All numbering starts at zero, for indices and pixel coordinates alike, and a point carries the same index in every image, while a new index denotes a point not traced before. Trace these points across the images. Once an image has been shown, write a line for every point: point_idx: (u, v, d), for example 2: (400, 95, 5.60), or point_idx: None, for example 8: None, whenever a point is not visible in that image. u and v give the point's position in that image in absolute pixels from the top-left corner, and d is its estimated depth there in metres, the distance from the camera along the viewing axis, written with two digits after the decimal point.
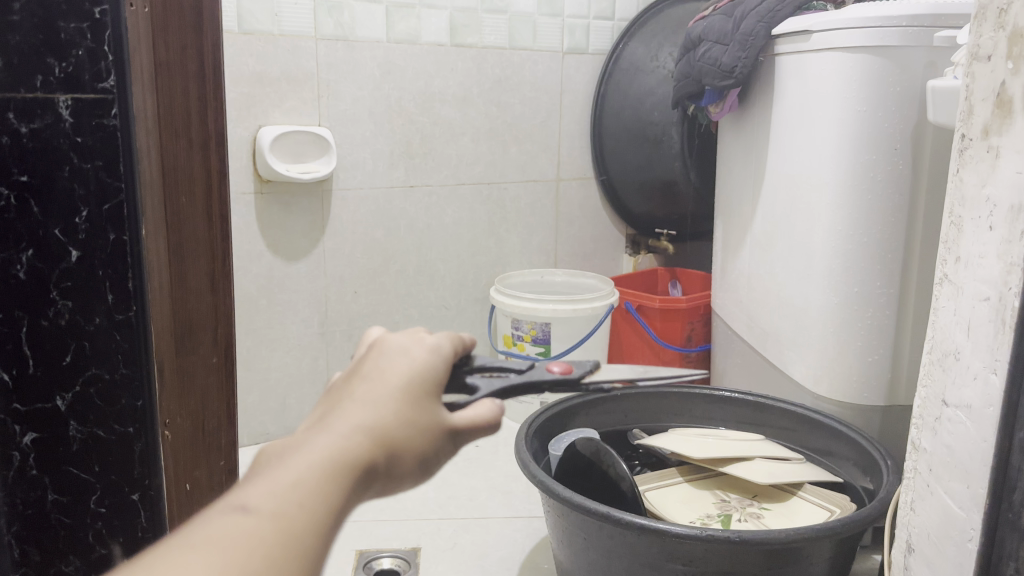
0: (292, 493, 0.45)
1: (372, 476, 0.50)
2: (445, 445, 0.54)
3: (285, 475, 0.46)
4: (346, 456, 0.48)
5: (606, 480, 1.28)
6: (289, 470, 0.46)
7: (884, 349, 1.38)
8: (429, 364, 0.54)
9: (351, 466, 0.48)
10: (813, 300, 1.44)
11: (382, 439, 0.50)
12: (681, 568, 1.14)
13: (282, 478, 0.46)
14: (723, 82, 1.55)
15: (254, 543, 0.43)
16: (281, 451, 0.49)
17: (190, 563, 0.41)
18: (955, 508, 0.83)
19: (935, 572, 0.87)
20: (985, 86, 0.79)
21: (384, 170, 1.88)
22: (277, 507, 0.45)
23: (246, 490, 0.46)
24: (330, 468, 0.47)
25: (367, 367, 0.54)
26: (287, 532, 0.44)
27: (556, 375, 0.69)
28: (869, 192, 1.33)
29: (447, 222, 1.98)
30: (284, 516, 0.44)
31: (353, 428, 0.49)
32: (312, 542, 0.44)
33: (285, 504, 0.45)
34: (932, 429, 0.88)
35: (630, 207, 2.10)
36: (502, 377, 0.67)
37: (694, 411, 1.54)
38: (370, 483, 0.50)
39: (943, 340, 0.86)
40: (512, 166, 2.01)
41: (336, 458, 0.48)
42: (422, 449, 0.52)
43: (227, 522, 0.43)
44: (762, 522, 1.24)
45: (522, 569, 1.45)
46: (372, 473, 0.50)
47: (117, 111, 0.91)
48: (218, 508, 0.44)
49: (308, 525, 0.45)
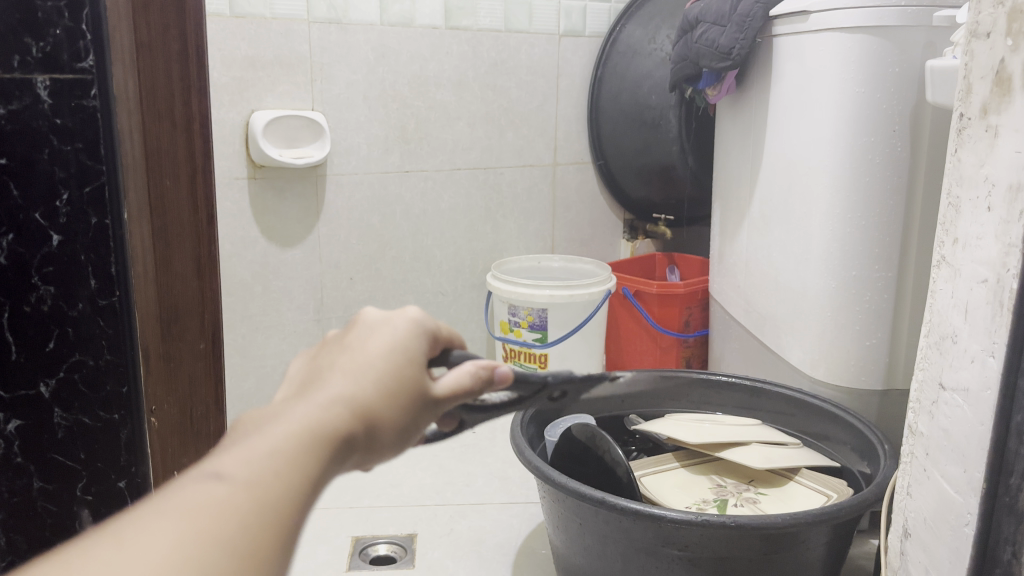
0: (267, 462, 0.42)
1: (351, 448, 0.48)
2: (427, 418, 0.53)
3: (262, 443, 0.43)
4: (327, 424, 0.46)
5: (601, 465, 1.27)
6: (265, 440, 0.44)
7: (881, 334, 1.37)
8: (411, 337, 0.54)
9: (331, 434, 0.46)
10: (811, 283, 1.43)
11: (365, 409, 0.49)
12: (677, 554, 1.14)
13: (259, 445, 0.43)
14: (721, 64, 1.53)
15: (228, 511, 0.39)
16: (257, 423, 0.46)
17: (161, 534, 0.37)
18: (951, 492, 0.82)
19: (931, 557, 0.86)
20: (984, 63, 0.77)
21: (378, 155, 1.86)
22: (253, 475, 0.41)
23: (218, 459, 0.42)
24: (311, 436, 0.45)
25: (348, 341, 0.53)
26: (263, 500, 0.41)
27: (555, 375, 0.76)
28: (867, 174, 1.32)
29: (443, 207, 1.97)
30: (260, 485, 0.41)
31: (334, 398, 0.48)
32: (289, 512, 0.42)
33: (261, 472, 0.42)
34: (929, 412, 0.87)
35: (628, 192, 2.09)
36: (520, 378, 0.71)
37: (691, 396, 1.53)
38: (350, 456, 0.48)
39: (940, 323, 0.85)
40: (508, 150, 1.99)
41: (317, 426, 0.46)
42: (403, 420, 0.51)
43: (201, 489, 0.40)
44: (758, 507, 1.23)
45: (518, 555, 1.45)
46: (353, 444, 0.48)
47: (96, 93, 0.93)
48: (190, 476, 0.41)
49: (285, 495, 0.42)
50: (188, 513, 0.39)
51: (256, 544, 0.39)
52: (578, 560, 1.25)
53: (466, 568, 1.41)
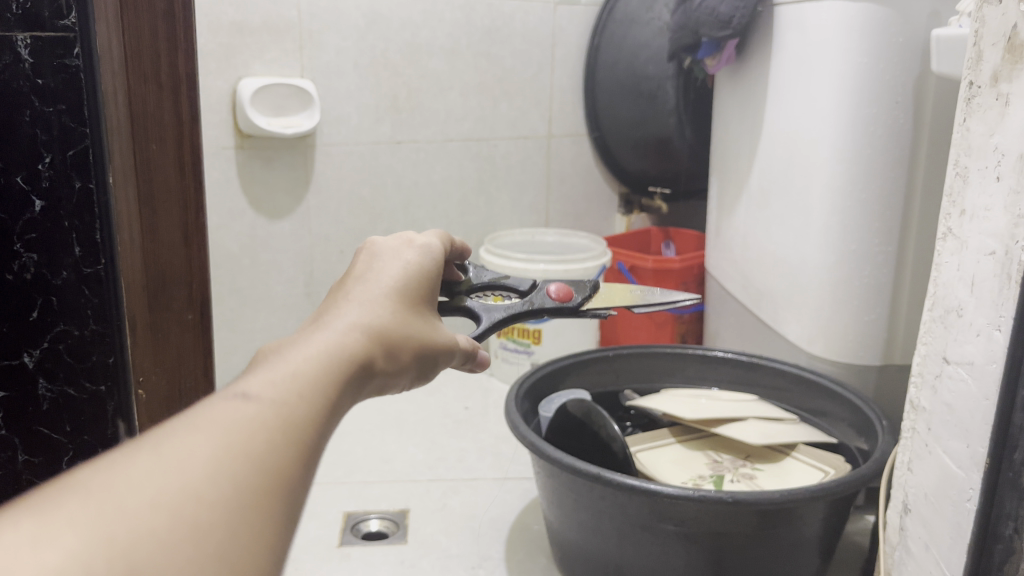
0: (292, 387, 0.45)
1: (367, 370, 0.52)
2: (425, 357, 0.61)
3: (285, 366, 0.47)
4: (346, 349, 0.51)
5: (596, 440, 1.26)
6: (283, 364, 0.47)
7: (881, 309, 1.36)
8: (409, 273, 0.63)
9: (349, 359, 0.50)
10: (810, 258, 1.42)
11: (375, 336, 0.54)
12: (673, 529, 1.13)
13: (283, 368, 0.47)
14: (721, 33, 1.51)
15: (259, 426, 0.42)
16: (272, 352, 0.50)
17: (193, 442, 0.40)
18: (953, 467, 0.81)
19: (931, 533, 0.85)
20: (995, 30, 0.75)
21: (369, 125, 1.83)
22: (280, 395, 0.44)
23: (246, 381, 0.45)
24: (332, 358, 0.49)
25: (358, 278, 0.61)
26: (298, 411, 0.44)
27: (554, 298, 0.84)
28: (869, 146, 1.30)
29: (435, 179, 1.94)
30: (289, 402, 0.44)
31: (349, 326, 0.53)
32: (320, 422, 0.45)
33: (287, 394, 0.45)
34: (932, 387, 0.86)
35: (624, 165, 2.07)
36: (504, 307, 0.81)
37: (687, 371, 1.52)
38: (367, 379, 0.53)
39: (945, 296, 0.83)
40: (502, 122, 1.96)
41: (337, 350, 0.50)
42: (403, 363, 0.57)
43: (234, 406, 0.43)
44: (755, 482, 1.22)
45: (511, 530, 1.45)
46: (368, 367, 0.53)
47: (78, 51, 0.92)
48: (220, 394, 0.44)
49: (310, 418, 0.44)
50: (218, 427, 0.41)
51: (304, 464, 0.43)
52: (573, 536, 1.25)
53: (459, 543, 1.41)
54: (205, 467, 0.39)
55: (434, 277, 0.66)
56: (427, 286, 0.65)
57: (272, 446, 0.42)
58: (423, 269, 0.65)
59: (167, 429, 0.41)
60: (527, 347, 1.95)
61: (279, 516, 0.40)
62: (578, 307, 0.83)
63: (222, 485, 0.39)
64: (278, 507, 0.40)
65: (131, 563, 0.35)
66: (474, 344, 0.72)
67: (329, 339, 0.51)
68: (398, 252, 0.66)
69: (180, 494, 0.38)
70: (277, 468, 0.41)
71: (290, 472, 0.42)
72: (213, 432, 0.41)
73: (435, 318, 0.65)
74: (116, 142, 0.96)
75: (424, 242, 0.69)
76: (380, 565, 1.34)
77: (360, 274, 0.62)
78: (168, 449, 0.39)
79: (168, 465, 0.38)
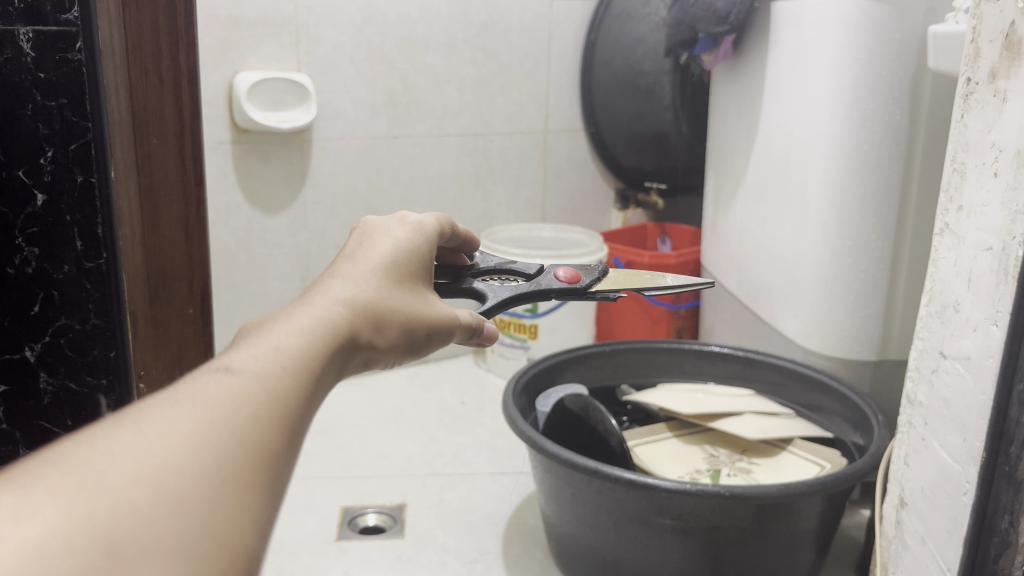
0: (275, 360, 0.45)
1: (356, 343, 0.52)
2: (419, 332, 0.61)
3: (268, 340, 0.47)
4: (331, 322, 0.51)
5: (594, 435, 1.27)
6: (267, 336, 0.47)
7: (876, 305, 1.36)
8: (398, 252, 0.64)
9: (334, 331, 0.50)
10: (806, 253, 1.43)
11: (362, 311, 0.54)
12: (670, 523, 1.13)
13: (265, 342, 0.46)
14: (717, 29, 1.52)
15: (241, 398, 0.42)
16: (257, 328, 0.50)
17: (174, 416, 0.40)
18: (950, 462, 0.82)
19: (928, 526, 0.86)
20: (993, 26, 0.75)
21: (365, 119, 1.83)
22: (263, 368, 0.44)
23: (231, 356, 0.45)
24: (317, 331, 0.49)
25: (348, 259, 0.61)
26: (281, 383, 0.44)
27: (562, 281, 0.83)
28: (865, 142, 1.31)
29: (432, 174, 1.94)
30: (271, 375, 0.44)
31: (334, 300, 0.53)
32: (306, 392, 0.45)
33: (270, 367, 0.44)
34: (929, 381, 0.86)
35: (620, 160, 2.08)
36: (510, 289, 0.81)
37: (683, 366, 1.53)
38: (355, 352, 0.52)
39: (942, 291, 0.84)
40: (498, 117, 1.96)
41: (322, 323, 0.50)
42: (393, 338, 0.57)
43: (214, 380, 0.43)
44: (751, 477, 1.23)
45: (508, 525, 1.45)
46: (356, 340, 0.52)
47: (81, 45, 0.92)
48: (205, 369, 0.44)
49: (294, 389, 0.44)
50: (200, 400, 0.41)
51: (289, 435, 0.43)
52: (570, 530, 1.25)
53: (456, 538, 1.41)
54: (185, 439, 0.39)
55: (426, 254, 0.67)
56: (419, 262, 0.65)
57: (255, 417, 0.42)
58: (413, 246, 0.65)
59: (149, 404, 0.41)
60: (522, 342, 1.95)
61: (263, 487, 0.40)
62: (586, 288, 0.82)
63: (205, 457, 0.39)
64: (263, 479, 0.40)
65: (111, 540, 0.35)
66: (479, 318, 0.72)
67: (316, 313, 0.51)
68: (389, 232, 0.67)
69: (160, 467, 0.38)
70: (260, 439, 0.41)
71: (275, 443, 0.42)
72: (196, 406, 0.41)
73: (430, 294, 0.65)
74: (118, 136, 0.96)
75: (417, 220, 0.70)
76: (378, 560, 1.34)
77: (351, 254, 0.63)
78: (150, 423, 0.39)
79: (149, 438, 0.39)
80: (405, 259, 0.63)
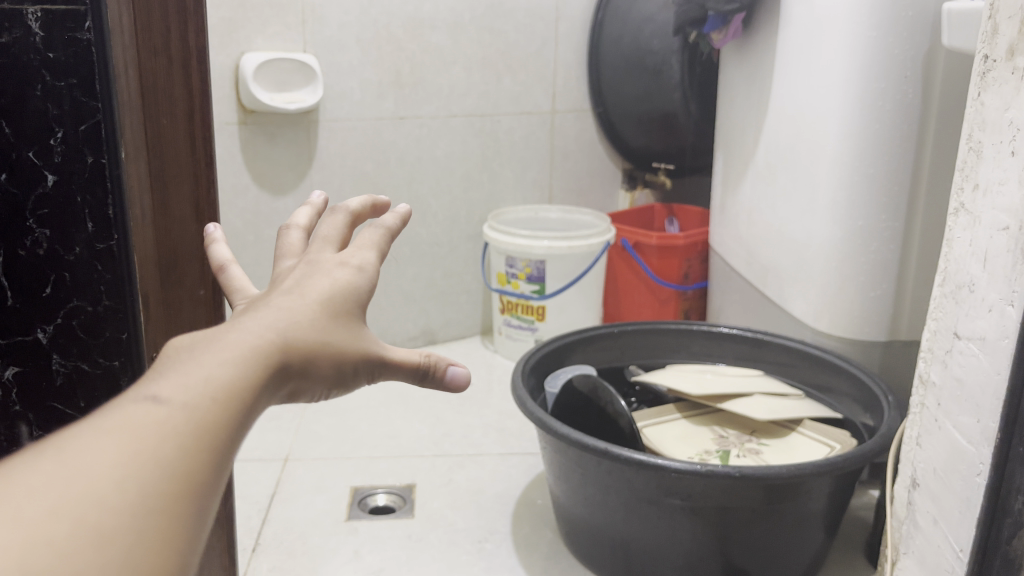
0: (206, 388, 0.39)
1: (283, 377, 0.43)
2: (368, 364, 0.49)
3: (199, 365, 0.40)
4: (267, 345, 0.43)
5: (603, 417, 1.27)
6: (200, 362, 0.40)
7: (886, 286, 1.36)
8: (352, 284, 0.49)
9: (270, 358, 0.42)
10: (816, 234, 1.42)
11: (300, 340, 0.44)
12: (680, 504, 1.13)
13: (195, 368, 0.40)
14: (727, 6, 1.51)
15: (169, 431, 0.37)
16: (183, 347, 0.42)
17: (94, 449, 0.35)
18: (963, 442, 0.81)
19: (940, 507, 0.86)
20: (1011, 3, 0.74)
21: (372, 100, 1.82)
22: (197, 397, 0.38)
23: (158, 380, 0.39)
24: (252, 356, 0.41)
25: (287, 283, 0.49)
26: (214, 412, 0.38)
27: None
28: (877, 121, 1.30)
29: (439, 155, 1.93)
30: (205, 405, 0.38)
31: (272, 320, 0.44)
32: (234, 421, 0.39)
33: (201, 395, 0.38)
34: (942, 362, 0.86)
35: (628, 140, 2.07)
36: None
37: (692, 347, 1.53)
38: (283, 386, 0.43)
39: (957, 271, 0.83)
40: (505, 97, 1.95)
41: (259, 344, 0.42)
42: (342, 367, 0.47)
43: (138, 411, 0.37)
44: (761, 458, 1.23)
45: (517, 505, 1.45)
46: (287, 372, 0.43)
47: None
48: (127, 396, 0.38)
49: (229, 417, 0.39)
50: (127, 431, 0.36)
51: (217, 471, 0.38)
52: (580, 511, 1.25)
53: (466, 518, 1.41)
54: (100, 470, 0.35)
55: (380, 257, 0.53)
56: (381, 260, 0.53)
57: (184, 450, 0.37)
58: (365, 268, 0.51)
59: (64, 435, 0.36)
60: (530, 324, 1.95)
61: (187, 525, 0.36)
62: None
63: (113, 496, 0.34)
64: (188, 516, 0.36)
65: None
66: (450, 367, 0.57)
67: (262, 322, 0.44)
68: (331, 234, 0.54)
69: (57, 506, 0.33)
70: (188, 476, 0.36)
71: (203, 478, 0.37)
72: (120, 437, 0.36)
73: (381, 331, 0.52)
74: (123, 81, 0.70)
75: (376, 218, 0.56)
76: (388, 540, 1.35)
77: (284, 284, 0.49)
78: (64, 454, 0.35)
79: (60, 473, 0.34)
80: (353, 264, 0.51)
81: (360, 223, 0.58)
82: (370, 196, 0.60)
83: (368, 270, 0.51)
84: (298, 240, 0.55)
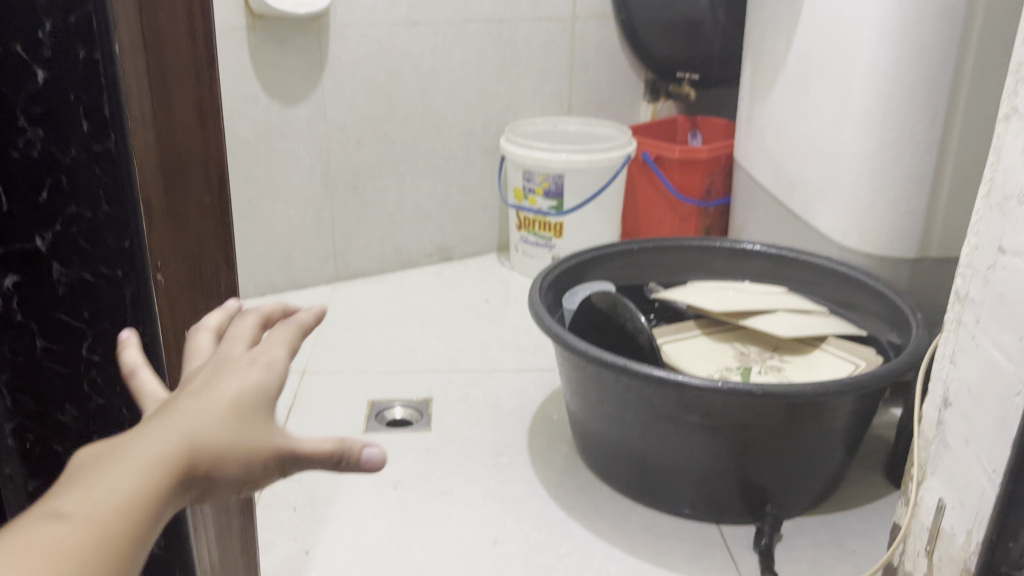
0: (110, 502, 0.40)
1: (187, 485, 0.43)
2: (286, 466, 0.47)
3: (107, 481, 0.41)
4: (170, 459, 0.43)
5: (622, 332, 1.24)
6: (109, 475, 0.41)
7: (918, 201, 1.30)
8: (265, 380, 0.48)
9: (171, 474, 0.42)
10: (847, 146, 1.36)
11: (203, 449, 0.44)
12: (697, 421, 1.12)
13: (100, 483, 0.41)
14: None
15: (69, 557, 0.38)
16: (92, 459, 0.43)
17: None
18: (1003, 360, 0.78)
19: (973, 427, 0.83)
20: None
21: (385, 5, 1.75)
22: (97, 513, 0.40)
23: (63, 494, 0.41)
24: (153, 470, 0.42)
25: (200, 381, 0.48)
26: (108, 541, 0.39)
27: None
28: (917, 25, 1.22)
29: (454, 64, 1.86)
30: (107, 525, 0.40)
31: (178, 428, 0.44)
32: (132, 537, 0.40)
33: (103, 506, 0.40)
34: (984, 277, 0.82)
35: (652, 49, 1.97)
36: None
37: (714, 265, 1.49)
38: (191, 490, 0.44)
39: (1006, 182, 0.78)
40: (523, 2, 1.87)
41: (160, 461, 0.42)
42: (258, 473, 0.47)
43: (41, 531, 0.38)
44: (783, 375, 1.20)
45: (533, 420, 1.45)
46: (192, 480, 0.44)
47: None
48: (36, 512, 0.40)
49: (128, 536, 0.40)
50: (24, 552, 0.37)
51: None
52: (597, 428, 1.24)
53: (483, 432, 1.41)
54: None
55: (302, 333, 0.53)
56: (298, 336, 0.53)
57: None
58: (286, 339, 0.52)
59: None
60: (547, 240, 1.91)
61: None
62: None
63: None
64: None
65: None
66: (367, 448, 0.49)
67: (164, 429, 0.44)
68: (241, 333, 0.53)
69: None
70: None
71: None
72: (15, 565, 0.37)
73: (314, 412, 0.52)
74: None
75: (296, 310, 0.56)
76: (405, 452, 1.35)
77: (198, 376, 0.48)
78: None
79: None
80: (262, 360, 0.50)
81: (269, 326, 0.56)
82: (281, 302, 0.58)
83: (278, 365, 0.50)
84: (208, 343, 0.54)
